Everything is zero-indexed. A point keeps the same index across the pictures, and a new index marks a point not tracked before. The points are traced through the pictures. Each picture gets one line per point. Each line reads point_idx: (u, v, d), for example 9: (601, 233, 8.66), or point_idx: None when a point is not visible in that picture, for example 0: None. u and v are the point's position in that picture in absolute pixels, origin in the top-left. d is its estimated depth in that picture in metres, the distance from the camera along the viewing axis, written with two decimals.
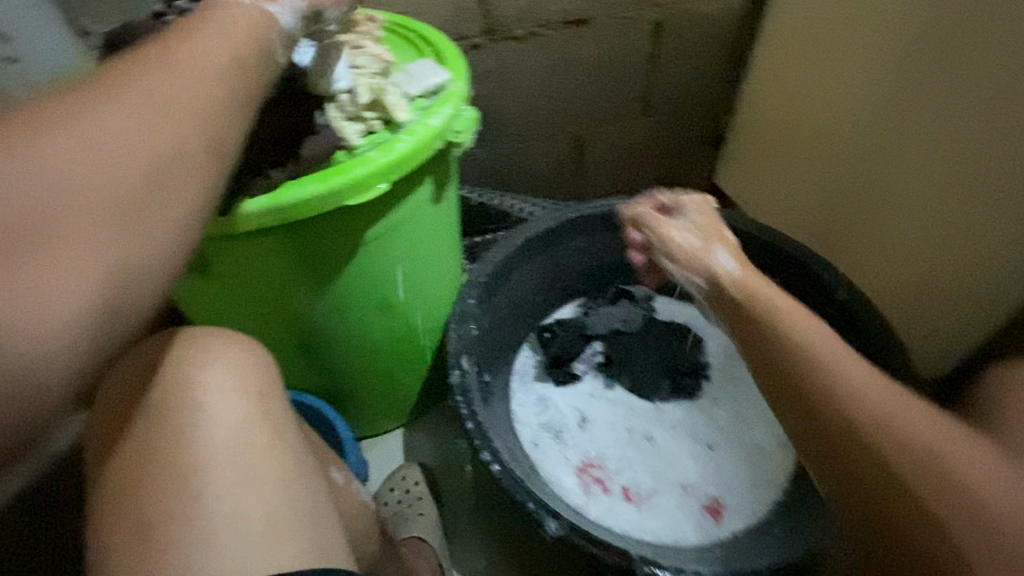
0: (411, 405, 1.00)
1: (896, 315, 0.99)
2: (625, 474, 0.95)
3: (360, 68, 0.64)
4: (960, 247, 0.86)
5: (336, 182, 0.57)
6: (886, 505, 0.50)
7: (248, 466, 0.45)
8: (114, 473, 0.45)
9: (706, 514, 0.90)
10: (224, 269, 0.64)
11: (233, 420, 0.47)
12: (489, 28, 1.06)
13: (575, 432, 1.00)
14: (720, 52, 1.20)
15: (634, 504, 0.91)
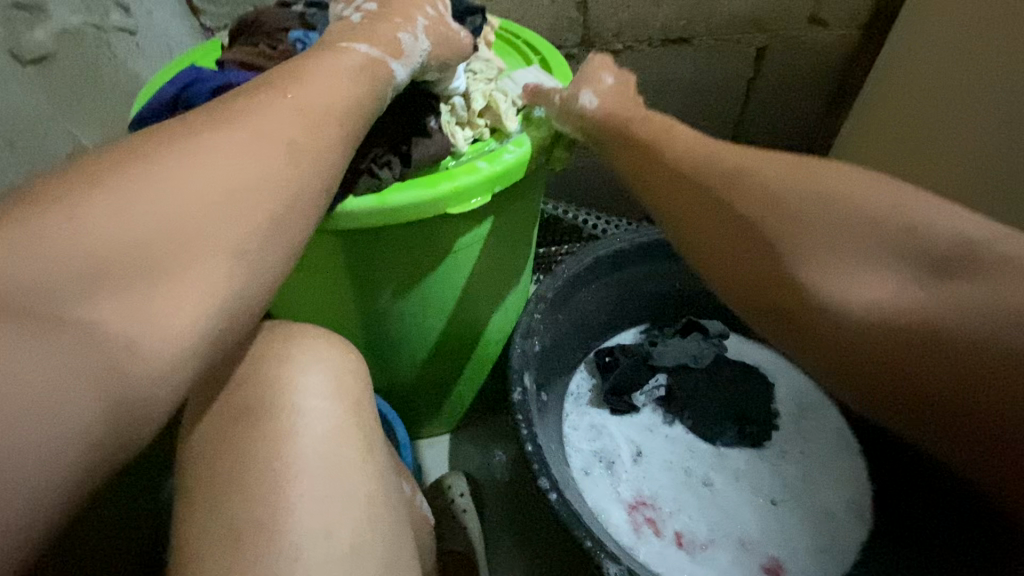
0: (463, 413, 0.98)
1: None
2: (679, 518, 0.90)
3: (476, 72, 0.66)
4: None
5: (441, 189, 0.56)
6: (970, 401, 0.45)
7: (339, 479, 0.45)
8: (206, 470, 0.45)
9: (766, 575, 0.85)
10: (315, 264, 0.64)
11: (325, 427, 0.47)
12: (586, 39, 1.03)
13: (630, 466, 0.96)
14: (823, 84, 1.13)
15: (687, 552, 0.87)
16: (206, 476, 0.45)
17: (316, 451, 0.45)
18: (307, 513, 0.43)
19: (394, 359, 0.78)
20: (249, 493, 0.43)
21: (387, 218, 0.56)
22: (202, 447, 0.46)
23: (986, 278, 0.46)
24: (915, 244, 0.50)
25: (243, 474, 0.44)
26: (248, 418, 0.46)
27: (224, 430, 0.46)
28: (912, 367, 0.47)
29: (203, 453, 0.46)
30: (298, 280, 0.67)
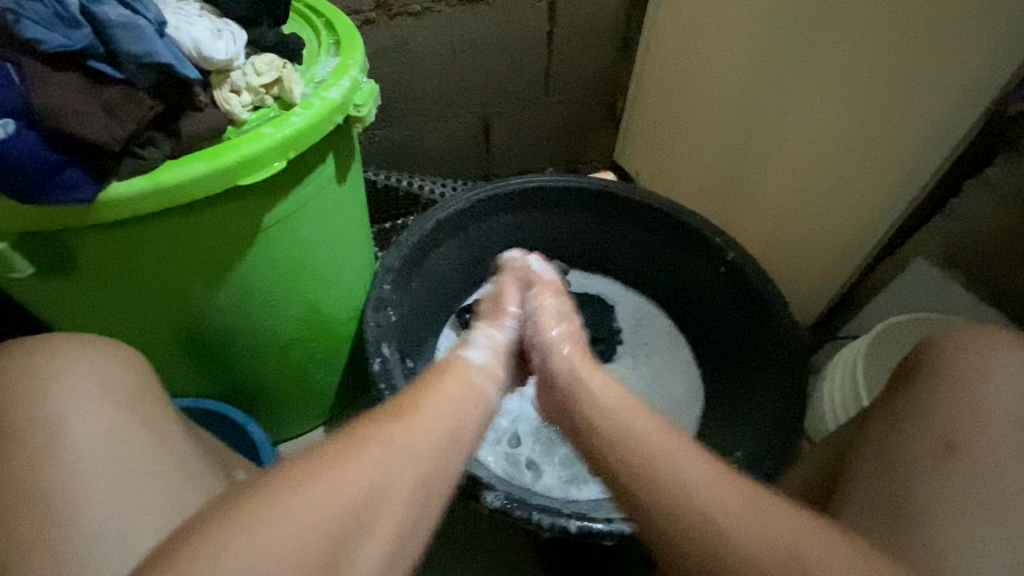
0: (332, 399, 0.91)
1: (787, 279, 1.04)
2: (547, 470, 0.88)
3: (247, 73, 0.54)
4: (834, 211, 0.92)
5: (224, 160, 0.50)
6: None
7: (141, 474, 0.47)
8: None
9: None
10: (92, 271, 0.55)
11: (107, 435, 0.47)
12: (382, 1, 0.97)
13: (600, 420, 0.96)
14: (612, 35, 1.18)
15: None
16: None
17: (92, 457, 0.46)
18: (96, 519, 0.44)
19: (233, 353, 0.71)
20: (15, 521, 0.43)
21: (112, 209, 0.47)
22: None
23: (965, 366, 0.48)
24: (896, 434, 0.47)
25: (19, 503, 0.43)
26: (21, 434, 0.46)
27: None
28: (777, 533, 0.41)
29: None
30: (77, 292, 0.58)
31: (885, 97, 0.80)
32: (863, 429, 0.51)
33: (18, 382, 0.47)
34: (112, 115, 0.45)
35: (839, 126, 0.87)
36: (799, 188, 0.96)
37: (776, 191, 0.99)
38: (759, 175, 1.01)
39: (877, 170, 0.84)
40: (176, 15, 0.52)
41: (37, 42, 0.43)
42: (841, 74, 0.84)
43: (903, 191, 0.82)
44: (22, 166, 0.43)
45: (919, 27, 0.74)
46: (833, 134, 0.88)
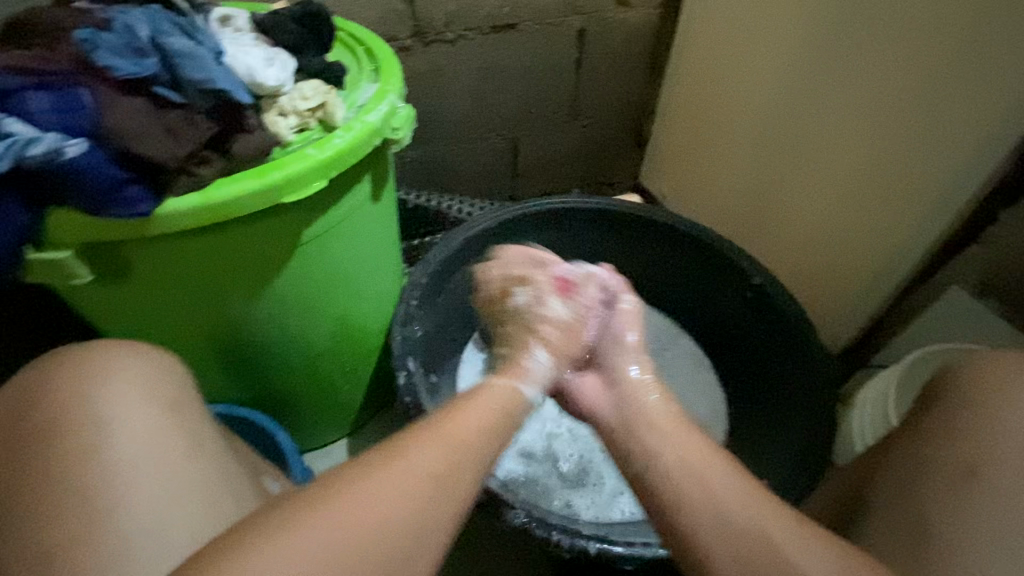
0: (357, 411, 0.93)
1: (817, 305, 1.02)
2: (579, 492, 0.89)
3: (294, 98, 0.57)
4: (864, 237, 0.91)
5: (271, 179, 0.53)
6: None
7: (180, 475, 0.49)
8: (31, 503, 0.46)
9: None
10: (144, 280, 0.58)
11: (149, 436, 0.50)
12: (419, 30, 1.02)
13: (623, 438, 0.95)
14: (641, 60, 1.20)
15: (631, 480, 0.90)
16: (24, 506, 0.46)
17: (139, 455, 0.49)
18: (137, 515, 0.46)
19: (267, 362, 0.74)
20: (64, 515, 0.45)
21: (167, 224, 0.50)
22: (20, 500, 0.46)
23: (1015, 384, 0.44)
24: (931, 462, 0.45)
25: (68, 497, 0.46)
26: (71, 435, 0.48)
27: (45, 462, 0.47)
28: (802, 563, 0.40)
29: (8, 461, 0.48)
30: (129, 299, 0.61)
31: (917, 124, 0.80)
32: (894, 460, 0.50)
33: (72, 384, 0.51)
34: (173, 136, 0.49)
35: (870, 153, 0.86)
36: (829, 212, 0.95)
37: (805, 216, 0.99)
38: (787, 200, 1.01)
39: (909, 196, 0.83)
40: (232, 45, 0.56)
41: (109, 69, 0.47)
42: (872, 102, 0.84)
43: (937, 217, 0.81)
44: (90, 182, 0.46)
45: (953, 55, 0.74)
46: (863, 160, 0.87)
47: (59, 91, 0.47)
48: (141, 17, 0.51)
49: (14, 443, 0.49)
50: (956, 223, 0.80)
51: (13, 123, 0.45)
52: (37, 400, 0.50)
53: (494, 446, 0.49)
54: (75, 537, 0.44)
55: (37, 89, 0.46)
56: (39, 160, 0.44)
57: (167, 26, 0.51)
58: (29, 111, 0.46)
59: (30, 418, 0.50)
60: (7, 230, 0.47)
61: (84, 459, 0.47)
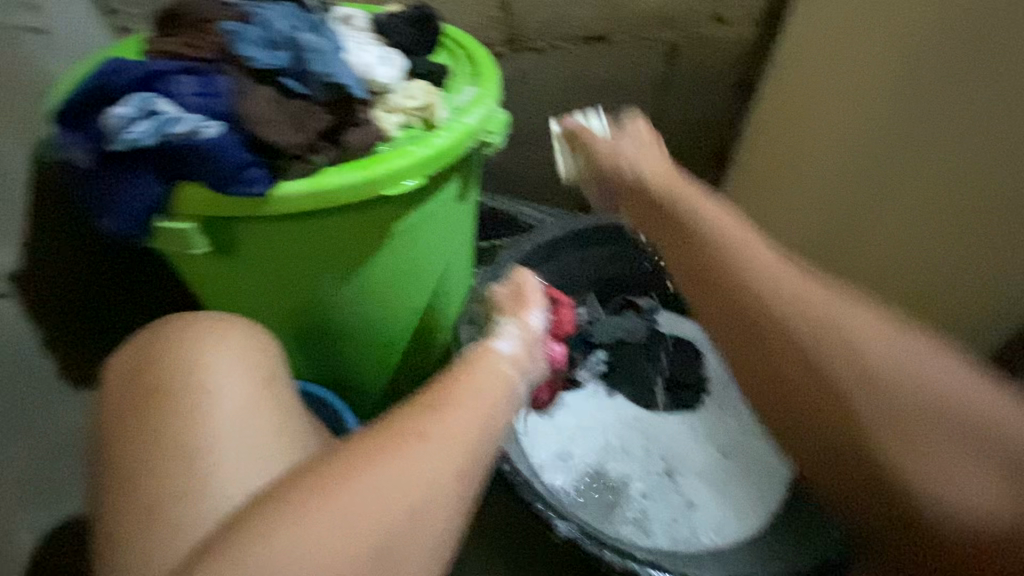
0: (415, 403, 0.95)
1: None
2: (634, 506, 0.89)
3: (401, 95, 0.60)
4: None
5: (375, 173, 0.55)
6: None
7: (265, 445, 0.52)
8: (133, 452, 0.49)
9: (699, 513, 0.89)
10: (249, 256, 0.62)
11: (242, 405, 0.53)
12: (512, 37, 1.04)
13: (674, 468, 0.93)
14: (730, 79, 1.16)
15: (688, 504, 0.90)
16: (129, 454, 0.50)
17: (232, 419, 0.52)
18: (227, 476, 0.48)
19: (343, 345, 0.77)
20: (162, 467, 0.48)
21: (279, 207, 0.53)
22: (128, 445, 0.50)
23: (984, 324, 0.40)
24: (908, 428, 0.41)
25: (168, 451, 0.49)
26: (174, 394, 0.52)
27: (150, 416, 0.51)
28: None
29: (121, 412, 0.52)
30: (231, 272, 0.65)
31: None
32: None
33: (183, 349, 0.55)
34: (296, 126, 0.52)
35: None
36: None
37: None
38: None
39: None
40: (352, 43, 0.60)
41: (248, 60, 0.51)
42: None
43: None
44: (219, 161, 0.50)
45: None
46: None
47: (204, 76, 0.51)
48: (278, 12, 0.55)
49: (126, 395, 0.53)
50: None
51: (162, 103, 0.49)
52: (150, 360, 0.55)
53: (483, 399, 0.50)
54: (171, 489, 0.48)
55: (187, 73, 0.51)
56: (181, 137, 0.49)
57: (299, 23, 0.55)
58: (176, 93, 0.50)
59: (145, 374, 0.54)
60: (144, 198, 0.52)
61: (184, 416, 0.51)
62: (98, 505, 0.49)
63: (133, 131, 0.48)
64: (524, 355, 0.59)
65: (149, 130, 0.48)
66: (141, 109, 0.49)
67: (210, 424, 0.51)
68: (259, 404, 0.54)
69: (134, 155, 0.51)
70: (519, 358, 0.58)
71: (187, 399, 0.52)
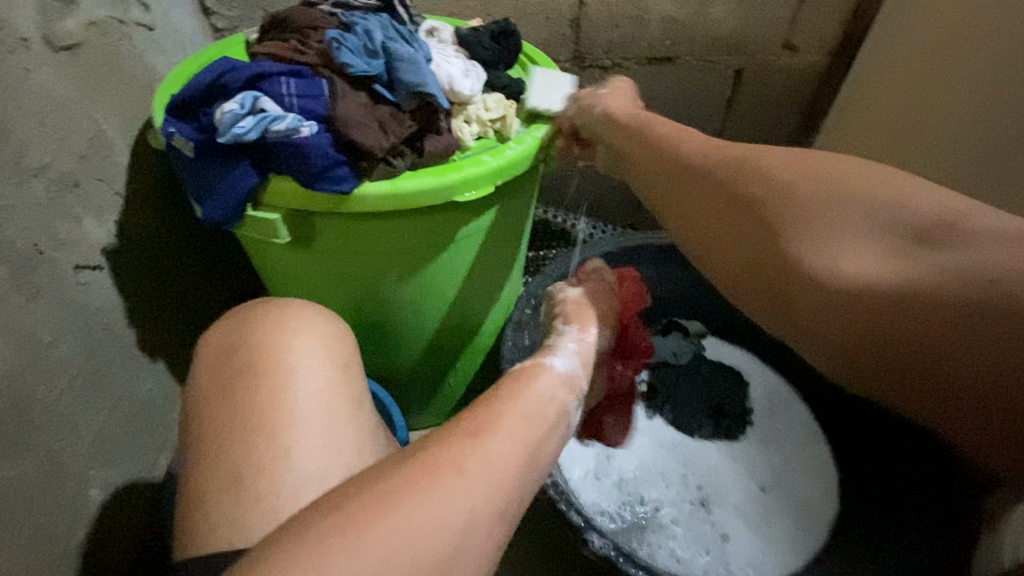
0: (456, 404, 0.97)
1: None
2: (667, 532, 0.88)
3: (479, 107, 0.62)
4: None
5: (450, 179, 0.58)
6: None
7: (337, 429, 0.54)
8: (216, 426, 0.53)
9: (733, 546, 0.87)
10: (323, 250, 0.66)
11: (320, 389, 0.56)
12: (579, 54, 1.05)
13: (709, 497, 0.92)
14: (796, 106, 1.15)
15: (721, 534, 0.88)
16: (212, 427, 0.53)
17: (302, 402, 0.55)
18: (305, 457, 0.52)
19: (398, 342, 0.80)
20: (246, 443, 0.52)
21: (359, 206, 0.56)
22: (211, 419, 0.54)
23: (963, 246, 0.43)
24: (892, 215, 0.46)
25: (248, 428, 0.52)
26: (253, 373, 0.55)
27: (230, 392, 0.55)
28: None
29: (208, 387, 0.56)
30: (304, 263, 0.69)
31: None
32: None
33: (261, 331, 0.58)
34: (383, 130, 0.55)
35: None
36: None
37: None
38: None
39: None
40: (437, 55, 0.63)
41: (347, 66, 0.54)
42: None
43: None
44: (312, 159, 0.53)
45: None
46: None
47: (304, 80, 0.55)
48: (375, 23, 0.58)
49: (209, 371, 0.57)
50: None
51: (267, 102, 0.53)
52: (231, 339, 0.59)
53: (538, 423, 0.48)
54: (249, 462, 0.51)
55: (290, 76, 0.55)
56: (280, 134, 0.52)
57: (393, 34, 0.58)
58: (279, 93, 0.54)
59: (225, 353, 0.58)
60: (240, 189, 0.56)
61: (261, 395, 0.54)
62: (185, 474, 0.54)
63: (239, 126, 0.52)
64: (579, 376, 0.60)
65: (252, 125, 0.52)
66: (247, 106, 0.52)
67: (282, 404, 0.54)
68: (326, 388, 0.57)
69: (235, 148, 0.55)
70: (573, 377, 0.58)
71: (263, 378, 0.55)
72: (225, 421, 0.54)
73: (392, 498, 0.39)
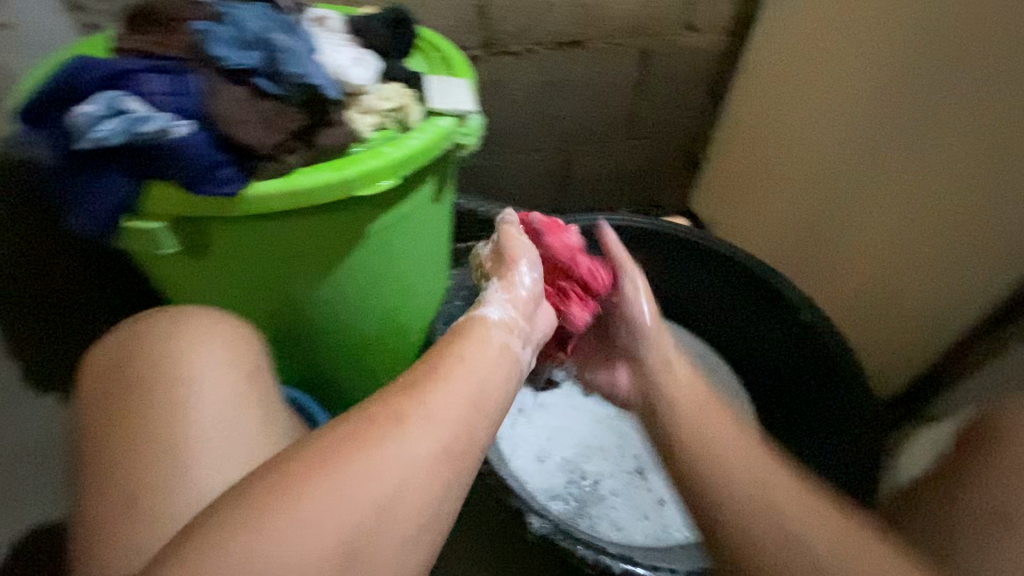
0: None
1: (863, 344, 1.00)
2: (606, 503, 0.91)
3: (375, 97, 0.60)
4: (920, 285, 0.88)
5: (349, 172, 0.56)
6: None
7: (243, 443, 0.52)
8: (103, 453, 0.49)
9: (669, 508, 0.91)
10: (221, 257, 0.62)
11: (222, 403, 0.53)
12: (487, 40, 1.04)
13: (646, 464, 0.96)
14: (701, 85, 1.20)
15: (658, 499, 0.92)
16: (100, 454, 0.49)
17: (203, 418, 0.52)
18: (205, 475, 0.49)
19: (319, 346, 0.77)
20: (139, 468, 0.48)
21: (252, 206, 0.53)
22: (99, 446, 0.50)
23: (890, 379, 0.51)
24: None
25: (142, 452, 0.49)
26: (144, 394, 0.52)
27: (120, 417, 0.51)
28: None
29: (94, 413, 0.52)
30: (202, 273, 0.64)
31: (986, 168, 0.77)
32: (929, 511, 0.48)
33: (152, 348, 0.54)
34: (268, 125, 0.52)
35: (933, 194, 0.84)
36: (885, 253, 0.92)
37: (862, 253, 0.96)
38: (844, 233, 0.99)
39: (973, 244, 0.80)
40: (325, 44, 0.60)
41: (220, 60, 0.51)
42: (930, 144, 0.83)
43: (1001, 273, 0.78)
44: (189, 161, 0.50)
45: None
46: (927, 202, 0.85)
47: (173, 76, 0.51)
48: (250, 13, 0.55)
49: (95, 396, 0.53)
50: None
51: (131, 102, 0.49)
52: (119, 359, 0.54)
53: (487, 388, 0.48)
54: (143, 487, 0.48)
55: (157, 73, 0.51)
56: (149, 137, 0.48)
57: (272, 23, 0.55)
58: (145, 92, 0.50)
59: (113, 375, 0.53)
60: (112, 198, 0.51)
61: (154, 416, 0.51)
62: (74, 511, 0.49)
63: (100, 130, 0.47)
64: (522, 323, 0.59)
65: (116, 129, 0.48)
66: (107, 108, 0.48)
67: (179, 423, 0.51)
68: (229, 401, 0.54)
69: (100, 154, 0.51)
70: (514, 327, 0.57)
71: (157, 397, 0.52)
72: (115, 447, 0.50)
73: (289, 505, 0.37)
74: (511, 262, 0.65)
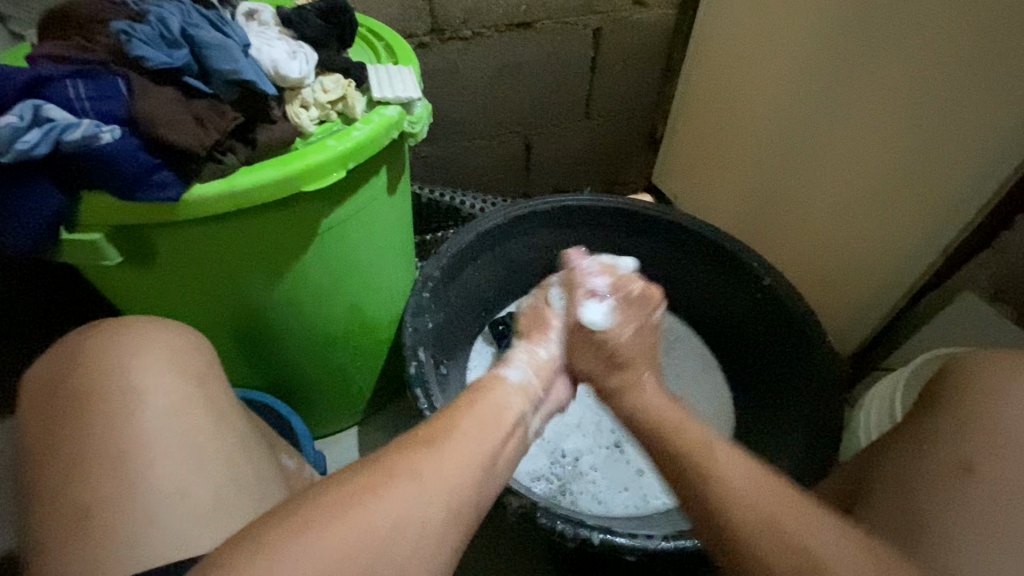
0: (366, 400, 0.95)
1: (825, 304, 1.02)
2: (587, 479, 0.93)
3: (315, 89, 0.59)
4: (873, 242, 0.91)
5: (293, 168, 0.55)
6: None
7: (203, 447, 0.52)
8: (58, 468, 0.48)
9: (648, 478, 0.93)
10: (169, 264, 0.61)
11: (179, 410, 0.52)
12: (437, 26, 1.03)
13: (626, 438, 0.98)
14: (655, 59, 1.20)
15: (637, 470, 0.94)
16: (53, 471, 0.49)
17: (159, 426, 0.51)
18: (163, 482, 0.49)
19: (284, 347, 0.76)
20: (96, 481, 0.48)
21: (194, 208, 0.52)
22: (52, 463, 0.49)
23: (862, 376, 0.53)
24: None
25: (97, 465, 0.48)
26: (96, 406, 0.51)
27: (72, 431, 0.50)
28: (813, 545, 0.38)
29: (46, 431, 0.51)
30: (153, 282, 0.63)
31: (927, 125, 0.80)
32: (880, 458, 0.50)
33: (101, 360, 0.53)
34: (201, 124, 0.51)
35: (880, 153, 0.87)
36: (839, 214, 0.95)
37: (818, 216, 0.99)
38: (800, 198, 1.01)
39: (920, 200, 0.83)
40: (258, 38, 0.59)
41: (144, 60, 0.49)
42: (874, 104, 0.85)
43: (946, 225, 0.80)
44: (121, 166, 0.48)
45: (965, 59, 0.74)
46: (876, 161, 0.87)
47: (96, 80, 0.49)
48: (174, 10, 0.53)
49: (44, 413, 0.52)
50: (969, 229, 0.79)
51: (53, 109, 0.47)
52: (66, 374, 0.53)
53: (493, 431, 0.51)
54: (101, 499, 0.47)
55: (78, 77, 0.49)
56: (76, 144, 0.47)
57: (198, 20, 0.53)
58: (67, 98, 0.48)
59: (62, 390, 0.52)
60: (43, 211, 0.49)
61: (108, 427, 0.50)
62: (28, 530, 0.48)
63: (23, 140, 0.46)
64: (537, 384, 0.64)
65: (40, 138, 0.46)
66: (28, 117, 0.47)
67: (134, 433, 0.50)
68: (186, 407, 0.53)
69: (26, 166, 0.49)
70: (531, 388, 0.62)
71: (110, 409, 0.51)
72: (68, 461, 0.49)
73: None
74: (539, 335, 0.73)
